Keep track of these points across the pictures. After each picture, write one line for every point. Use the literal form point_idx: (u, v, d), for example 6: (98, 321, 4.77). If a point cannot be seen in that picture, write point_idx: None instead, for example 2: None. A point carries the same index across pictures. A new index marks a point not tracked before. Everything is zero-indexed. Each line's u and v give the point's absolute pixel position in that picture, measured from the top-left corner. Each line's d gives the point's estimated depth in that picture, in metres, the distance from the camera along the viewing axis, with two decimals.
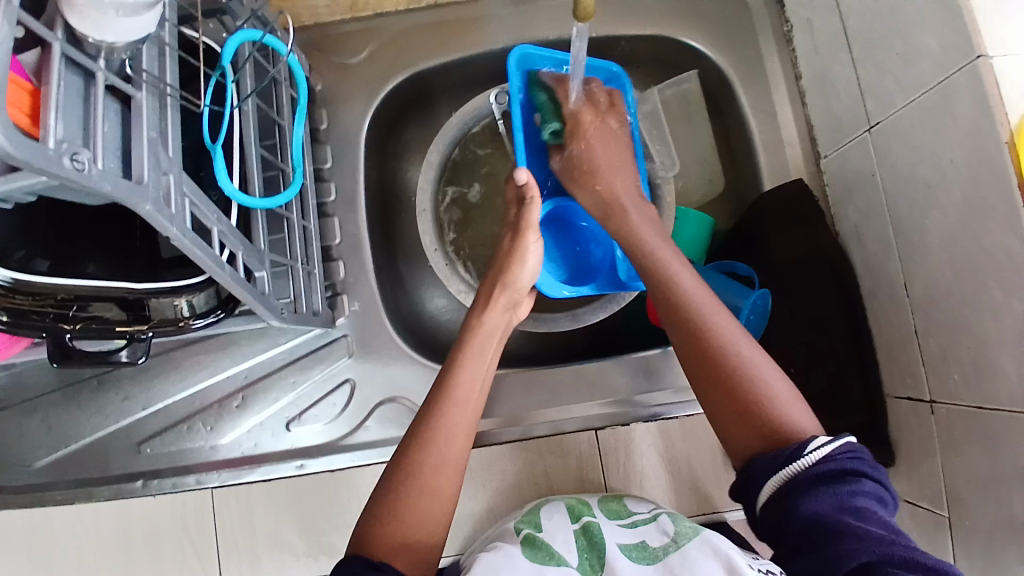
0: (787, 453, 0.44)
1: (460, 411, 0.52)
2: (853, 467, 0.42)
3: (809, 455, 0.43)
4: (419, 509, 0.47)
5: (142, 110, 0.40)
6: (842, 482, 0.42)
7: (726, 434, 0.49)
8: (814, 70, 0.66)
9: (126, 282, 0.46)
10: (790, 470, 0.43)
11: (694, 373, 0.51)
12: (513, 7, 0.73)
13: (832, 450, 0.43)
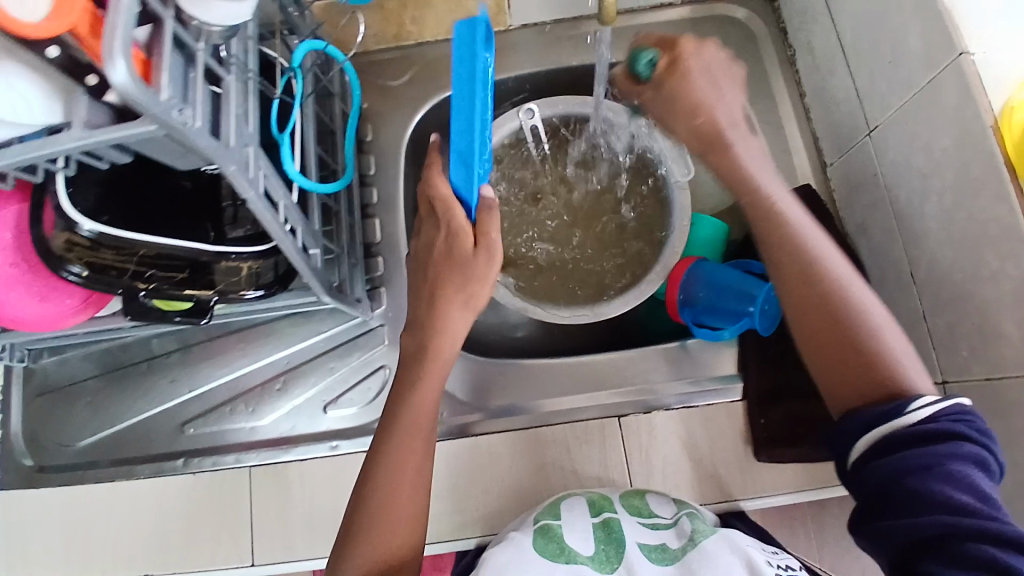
0: (888, 409, 0.46)
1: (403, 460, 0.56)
2: (960, 429, 0.44)
3: (911, 414, 0.45)
4: (379, 533, 0.54)
5: (230, 87, 0.46)
6: (950, 446, 0.43)
7: (825, 380, 0.51)
8: (816, 87, 0.73)
9: (201, 242, 0.52)
10: (887, 426, 0.46)
11: (806, 325, 0.52)
12: (538, 35, 0.80)
13: (935, 412, 0.45)
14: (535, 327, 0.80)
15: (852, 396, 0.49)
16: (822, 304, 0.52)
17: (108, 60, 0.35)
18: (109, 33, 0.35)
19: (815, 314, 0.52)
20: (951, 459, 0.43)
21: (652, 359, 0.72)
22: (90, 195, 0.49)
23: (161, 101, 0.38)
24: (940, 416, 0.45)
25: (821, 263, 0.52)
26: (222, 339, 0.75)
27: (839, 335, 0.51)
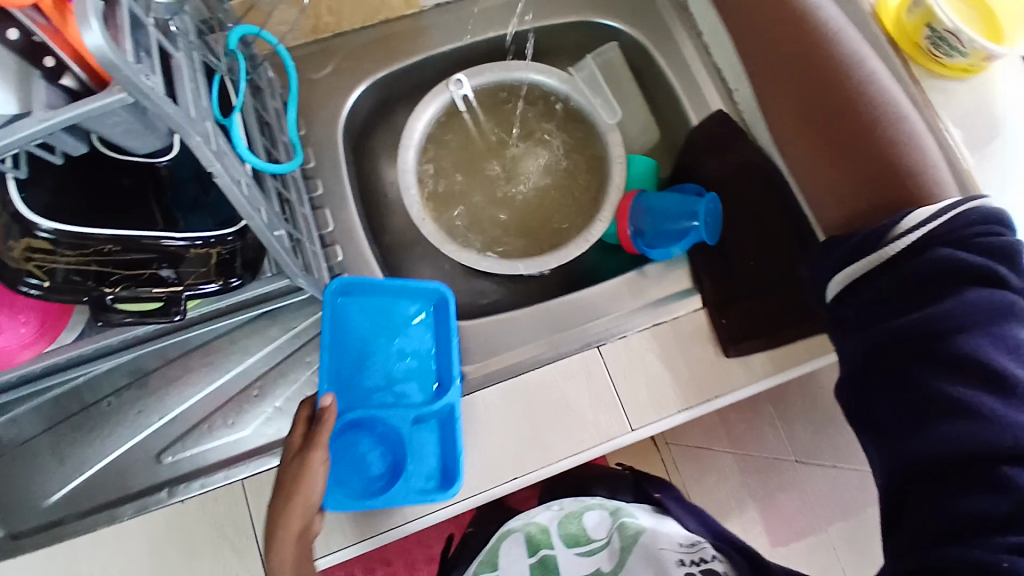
0: (901, 218, 0.48)
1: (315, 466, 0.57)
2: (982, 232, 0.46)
3: (929, 219, 0.47)
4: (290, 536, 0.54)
5: (180, 64, 0.46)
6: (989, 310, 0.44)
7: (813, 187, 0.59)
8: (707, 24, 0.81)
9: (165, 231, 0.51)
10: (909, 239, 0.47)
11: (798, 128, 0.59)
12: (448, 15, 0.84)
13: (961, 219, 0.46)
14: (499, 291, 0.83)
15: (847, 193, 0.54)
16: (838, 112, 0.55)
17: (82, 24, 0.34)
18: (78, 0, 0.35)
19: (824, 121, 0.56)
20: (985, 324, 0.44)
21: (619, 289, 0.77)
22: (43, 198, 0.47)
23: (130, 65, 0.38)
24: (949, 231, 0.46)
25: (843, 91, 0.55)
26: (184, 359, 0.72)
27: (846, 142, 0.55)
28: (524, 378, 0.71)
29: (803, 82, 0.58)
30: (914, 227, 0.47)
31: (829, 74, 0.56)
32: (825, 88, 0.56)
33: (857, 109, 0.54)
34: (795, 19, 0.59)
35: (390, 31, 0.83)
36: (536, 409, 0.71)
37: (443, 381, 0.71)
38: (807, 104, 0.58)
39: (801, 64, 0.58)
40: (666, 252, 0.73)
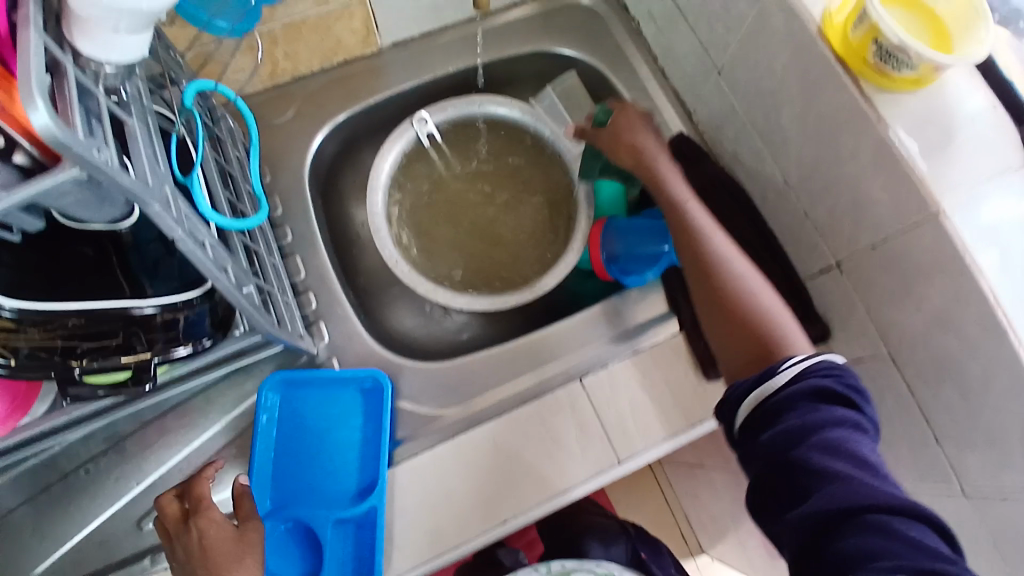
0: (764, 373, 0.53)
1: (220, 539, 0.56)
2: (832, 379, 0.50)
3: (785, 372, 0.52)
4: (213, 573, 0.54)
5: (136, 132, 0.45)
6: (811, 397, 0.50)
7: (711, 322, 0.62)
8: (663, 49, 0.83)
9: (133, 298, 0.49)
10: (765, 387, 0.52)
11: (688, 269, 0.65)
12: (409, 52, 0.84)
13: (806, 367, 0.51)
14: (478, 325, 0.82)
15: (736, 362, 0.58)
16: (718, 306, 0.61)
17: (26, 101, 0.33)
18: (23, 79, 0.34)
19: (700, 287, 0.63)
20: (829, 421, 0.48)
21: (594, 320, 0.77)
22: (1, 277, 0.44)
23: (82, 142, 0.37)
24: (817, 372, 0.51)
25: (704, 239, 0.65)
26: (159, 421, 0.70)
27: (727, 302, 0.61)
28: (511, 414, 0.71)
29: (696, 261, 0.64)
30: (785, 366, 0.52)
31: (700, 245, 0.65)
32: (698, 264, 0.64)
33: (732, 271, 0.63)
34: (676, 204, 0.68)
35: (350, 72, 0.83)
36: (523, 444, 0.70)
37: (370, 482, 0.67)
38: (693, 277, 0.64)
39: (687, 242, 0.65)
40: (639, 278, 0.73)
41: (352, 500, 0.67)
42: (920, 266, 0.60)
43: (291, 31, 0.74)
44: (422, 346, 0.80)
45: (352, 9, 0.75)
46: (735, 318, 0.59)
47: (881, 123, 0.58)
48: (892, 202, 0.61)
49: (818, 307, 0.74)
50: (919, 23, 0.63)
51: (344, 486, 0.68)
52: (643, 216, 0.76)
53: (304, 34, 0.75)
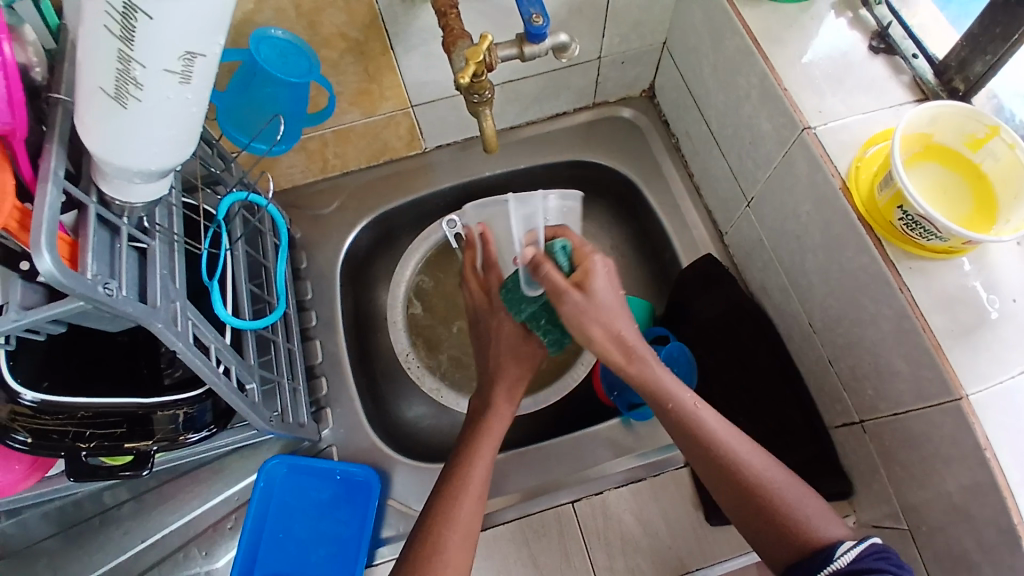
0: (822, 558, 0.48)
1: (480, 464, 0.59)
2: (881, 567, 0.45)
3: (839, 559, 0.47)
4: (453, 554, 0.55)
5: (155, 254, 0.51)
6: None
7: (766, 552, 0.53)
8: (701, 169, 0.83)
9: (138, 397, 0.56)
10: (825, 573, 0.47)
11: (725, 497, 0.55)
12: (452, 154, 0.88)
13: (857, 552, 0.47)
14: None
15: (783, 554, 0.51)
16: (747, 505, 0.53)
17: (35, 252, 0.39)
18: (37, 228, 0.40)
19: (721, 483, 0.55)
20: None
21: (598, 440, 0.75)
22: (28, 366, 0.53)
23: (87, 281, 0.43)
24: (872, 554, 0.47)
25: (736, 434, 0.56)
26: (172, 483, 0.75)
27: (754, 497, 0.53)
28: (496, 529, 0.71)
29: (724, 485, 0.55)
30: (840, 551, 0.48)
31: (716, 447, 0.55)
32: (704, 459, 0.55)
33: (745, 470, 0.54)
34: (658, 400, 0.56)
35: (396, 170, 0.87)
36: (502, 568, 0.70)
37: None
38: (706, 470, 0.55)
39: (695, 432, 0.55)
40: (642, 412, 0.74)
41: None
42: (944, 451, 0.55)
43: (341, 137, 0.79)
44: (425, 440, 0.81)
45: (397, 119, 0.80)
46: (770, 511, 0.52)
47: (902, 290, 0.55)
48: (913, 373, 0.56)
49: (841, 463, 0.67)
50: (961, 186, 0.58)
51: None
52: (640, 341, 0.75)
53: (353, 139, 0.80)
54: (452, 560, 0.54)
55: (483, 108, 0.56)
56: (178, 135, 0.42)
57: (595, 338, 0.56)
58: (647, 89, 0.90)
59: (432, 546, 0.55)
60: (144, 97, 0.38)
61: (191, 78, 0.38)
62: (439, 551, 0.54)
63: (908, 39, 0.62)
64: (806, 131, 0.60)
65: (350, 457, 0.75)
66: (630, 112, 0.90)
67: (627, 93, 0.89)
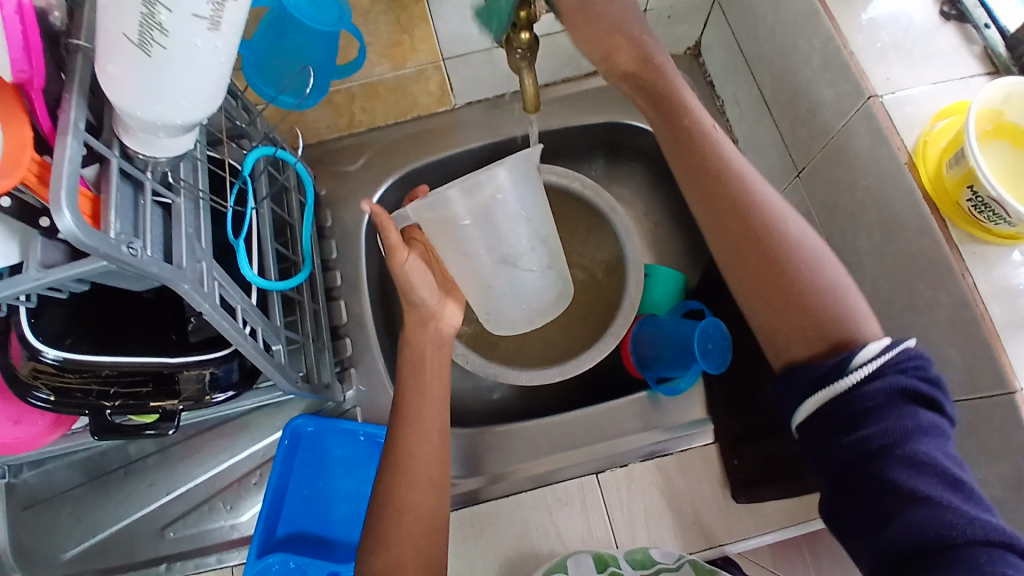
0: (836, 366, 0.45)
1: (426, 425, 0.59)
2: (909, 381, 0.43)
3: (860, 370, 0.44)
4: (411, 517, 0.55)
5: (180, 212, 0.49)
6: (891, 400, 0.43)
7: (776, 342, 0.49)
8: (747, 136, 0.78)
9: (161, 356, 0.55)
10: (838, 385, 0.44)
11: (736, 278, 0.50)
12: (483, 111, 0.84)
13: (881, 364, 0.44)
14: (511, 389, 0.79)
15: (793, 352, 0.48)
16: (789, 311, 0.48)
17: (56, 211, 0.37)
18: (56, 184, 0.38)
19: (745, 278, 0.50)
20: (893, 433, 0.42)
21: (625, 412, 0.72)
22: (50, 324, 0.52)
23: (109, 240, 0.41)
24: (896, 366, 0.44)
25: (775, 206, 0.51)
26: (197, 438, 0.75)
27: (810, 311, 0.48)
28: (519, 497, 0.71)
29: (749, 253, 0.50)
30: (859, 365, 0.44)
31: (734, 191, 0.51)
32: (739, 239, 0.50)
33: (797, 250, 0.49)
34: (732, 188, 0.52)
35: (424, 128, 0.83)
36: (523, 535, 0.70)
37: None
38: (722, 236, 0.51)
39: (751, 227, 0.50)
40: (672, 389, 0.71)
41: (350, 553, 0.70)
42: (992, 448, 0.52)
43: (370, 90, 0.76)
44: None
45: (428, 72, 0.76)
46: (826, 314, 0.47)
47: (963, 277, 0.52)
48: (965, 363, 0.53)
49: None
50: None
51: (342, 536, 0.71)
52: (674, 316, 0.72)
53: (382, 93, 0.77)
54: (410, 506, 0.55)
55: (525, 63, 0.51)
56: (207, 88, 0.40)
57: (614, 61, 0.57)
58: (692, 47, 0.84)
59: (396, 503, 0.55)
60: (169, 43, 0.36)
61: (220, 24, 0.37)
62: (398, 506, 0.55)
63: (980, 7, 0.58)
64: (872, 100, 0.56)
65: (372, 419, 0.74)
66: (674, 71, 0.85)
67: (671, 51, 0.84)
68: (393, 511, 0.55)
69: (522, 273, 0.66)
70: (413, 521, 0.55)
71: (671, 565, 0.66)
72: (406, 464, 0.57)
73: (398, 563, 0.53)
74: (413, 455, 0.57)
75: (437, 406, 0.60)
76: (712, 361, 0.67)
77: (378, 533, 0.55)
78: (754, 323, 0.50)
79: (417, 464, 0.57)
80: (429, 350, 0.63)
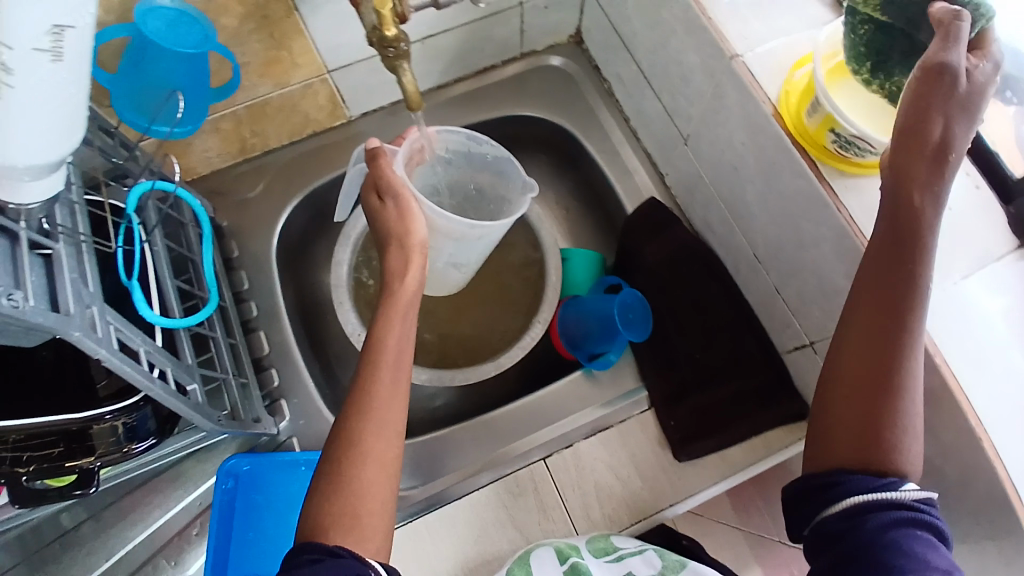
0: (880, 483, 0.46)
1: (390, 377, 0.54)
2: (933, 514, 0.46)
3: (902, 490, 0.46)
4: (367, 478, 0.51)
5: (61, 258, 0.47)
6: (918, 517, 0.45)
7: (822, 445, 0.50)
8: (635, 112, 0.82)
9: (67, 414, 0.51)
10: (875, 496, 0.46)
11: (840, 379, 0.49)
12: (378, 122, 0.84)
13: (920, 491, 0.46)
14: (452, 393, 0.79)
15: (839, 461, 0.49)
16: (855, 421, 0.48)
17: None
18: None
19: (840, 383, 0.49)
20: (910, 526, 0.45)
21: (563, 392, 0.74)
22: None
23: None
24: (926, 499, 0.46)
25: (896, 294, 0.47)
26: (125, 500, 0.70)
27: (868, 438, 0.47)
28: (472, 497, 0.70)
29: (862, 337, 0.48)
30: (905, 484, 0.46)
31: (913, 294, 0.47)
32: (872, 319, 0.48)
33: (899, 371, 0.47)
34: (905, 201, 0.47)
35: (322, 144, 0.82)
36: (482, 534, 0.69)
37: None
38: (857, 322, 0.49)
39: (873, 331, 0.48)
40: (604, 363, 0.74)
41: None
42: None
43: (256, 112, 0.74)
44: None
45: (314, 87, 0.74)
46: (884, 444, 0.47)
47: (839, 210, 0.55)
48: None
49: (796, 386, 0.69)
50: None
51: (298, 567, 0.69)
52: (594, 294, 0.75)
53: (269, 113, 0.75)
54: (373, 454, 0.52)
55: (402, 61, 0.51)
56: (66, 123, 0.40)
57: None
58: (573, 35, 0.87)
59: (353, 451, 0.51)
60: (15, 82, 0.35)
61: (63, 54, 0.36)
62: (360, 457, 0.51)
63: None
64: (735, 60, 0.60)
65: (312, 446, 0.72)
66: (559, 60, 0.88)
67: (553, 40, 0.87)
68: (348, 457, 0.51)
69: (459, 271, 0.74)
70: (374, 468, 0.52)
71: (631, 549, 0.67)
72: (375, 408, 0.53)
73: (353, 514, 0.50)
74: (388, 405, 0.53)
75: (409, 349, 0.57)
76: (634, 330, 0.71)
77: (329, 481, 0.51)
78: (824, 420, 0.50)
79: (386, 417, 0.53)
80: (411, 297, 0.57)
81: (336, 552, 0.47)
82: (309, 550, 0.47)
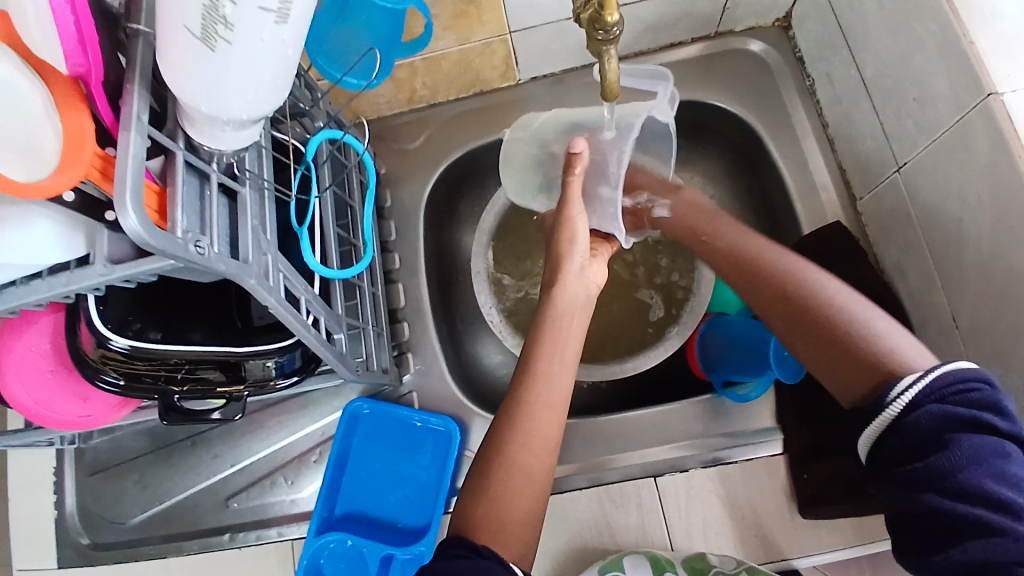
0: (876, 403, 0.43)
1: (545, 394, 0.51)
2: (952, 412, 0.40)
3: (895, 404, 0.42)
4: (511, 489, 0.48)
5: (246, 203, 0.47)
6: (932, 426, 0.41)
7: (837, 385, 0.47)
8: (839, 120, 0.72)
9: (223, 346, 0.55)
10: (881, 421, 0.43)
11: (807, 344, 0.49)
12: (548, 88, 0.80)
13: (917, 395, 0.42)
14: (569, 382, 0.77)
15: (858, 388, 0.46)
16: (856, 363, 0.46)
17: (121, 211, 0.36)
18: (120, 183, 0.37)
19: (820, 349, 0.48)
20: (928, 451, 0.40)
21: (688, 412, 0.70)
22: (118, 311, 0.53)
23: (176, 241, 0.40)
24: (932, 394, 0.41)
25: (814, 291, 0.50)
26: (254, 415, 0.76)
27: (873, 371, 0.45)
28: (569, 495, 0.70)
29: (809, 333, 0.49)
30: (897, 392, 0.42)
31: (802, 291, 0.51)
32: (817, 337, 0.49)
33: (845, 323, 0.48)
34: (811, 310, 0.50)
35: (487, 103, 0.80)
36: (577, 532, 0.70)
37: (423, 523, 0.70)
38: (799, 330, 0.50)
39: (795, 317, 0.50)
40: (739, 395, 0.68)
41: (406, 537, 0.70)
42: None
43: (432, 65, 0.72)
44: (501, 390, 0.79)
45: (494, 46, 0.71)
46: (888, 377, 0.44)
47: None
48: None
49: None
50: None
51: (399, 516, 0.71)
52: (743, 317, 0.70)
53: (444, 68, 0.73)
54: (519, 462, 0.49)
55: (608, 46, 0.47)
56: (272, 86, 0.38)
57: None
58: (782, 18, 0.77)
59: (527, 403, 0.51)
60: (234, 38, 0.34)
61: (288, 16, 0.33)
62: (504, 456, 0.49)
63: None
64: (993, 98, 0.50)
65: (430, 406, 0.74)
66: (759, 46, 0.78)
67: (758, 23, 0.77)
68: (522, 410, 0.51)
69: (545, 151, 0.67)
70: (502, 484, 0.48)
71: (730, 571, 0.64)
72: (544, 366, 0.53)
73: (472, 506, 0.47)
74: (546, 361, 0.53)
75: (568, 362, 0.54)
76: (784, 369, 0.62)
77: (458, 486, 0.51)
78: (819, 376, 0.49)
79: (526, 448, 0.50)
80: (571, 309, 0.57)
81: (479, 552, 0.43)
82: (455, 547, 0.44)
